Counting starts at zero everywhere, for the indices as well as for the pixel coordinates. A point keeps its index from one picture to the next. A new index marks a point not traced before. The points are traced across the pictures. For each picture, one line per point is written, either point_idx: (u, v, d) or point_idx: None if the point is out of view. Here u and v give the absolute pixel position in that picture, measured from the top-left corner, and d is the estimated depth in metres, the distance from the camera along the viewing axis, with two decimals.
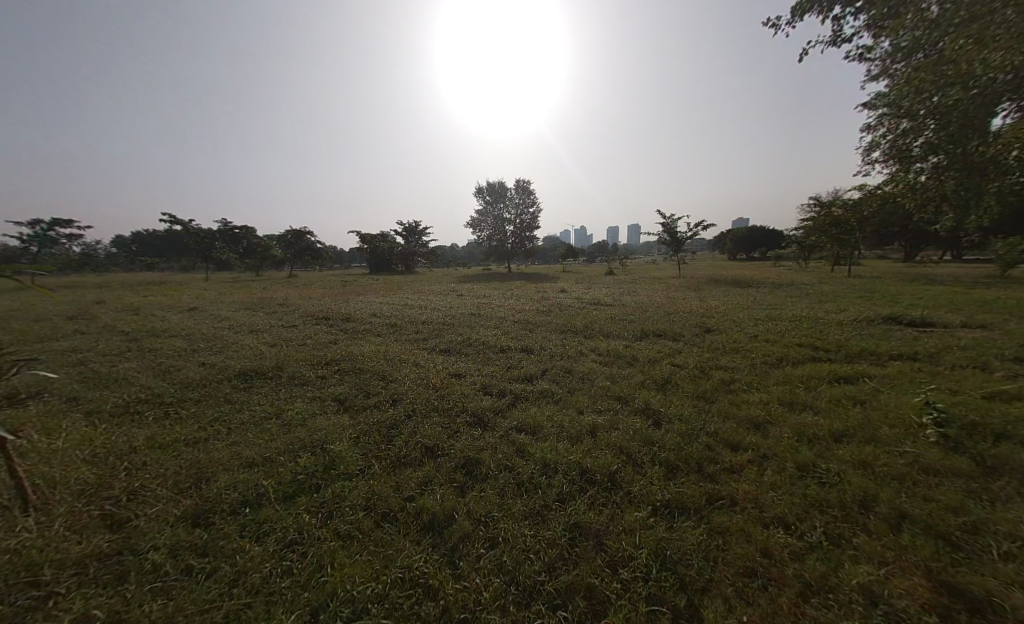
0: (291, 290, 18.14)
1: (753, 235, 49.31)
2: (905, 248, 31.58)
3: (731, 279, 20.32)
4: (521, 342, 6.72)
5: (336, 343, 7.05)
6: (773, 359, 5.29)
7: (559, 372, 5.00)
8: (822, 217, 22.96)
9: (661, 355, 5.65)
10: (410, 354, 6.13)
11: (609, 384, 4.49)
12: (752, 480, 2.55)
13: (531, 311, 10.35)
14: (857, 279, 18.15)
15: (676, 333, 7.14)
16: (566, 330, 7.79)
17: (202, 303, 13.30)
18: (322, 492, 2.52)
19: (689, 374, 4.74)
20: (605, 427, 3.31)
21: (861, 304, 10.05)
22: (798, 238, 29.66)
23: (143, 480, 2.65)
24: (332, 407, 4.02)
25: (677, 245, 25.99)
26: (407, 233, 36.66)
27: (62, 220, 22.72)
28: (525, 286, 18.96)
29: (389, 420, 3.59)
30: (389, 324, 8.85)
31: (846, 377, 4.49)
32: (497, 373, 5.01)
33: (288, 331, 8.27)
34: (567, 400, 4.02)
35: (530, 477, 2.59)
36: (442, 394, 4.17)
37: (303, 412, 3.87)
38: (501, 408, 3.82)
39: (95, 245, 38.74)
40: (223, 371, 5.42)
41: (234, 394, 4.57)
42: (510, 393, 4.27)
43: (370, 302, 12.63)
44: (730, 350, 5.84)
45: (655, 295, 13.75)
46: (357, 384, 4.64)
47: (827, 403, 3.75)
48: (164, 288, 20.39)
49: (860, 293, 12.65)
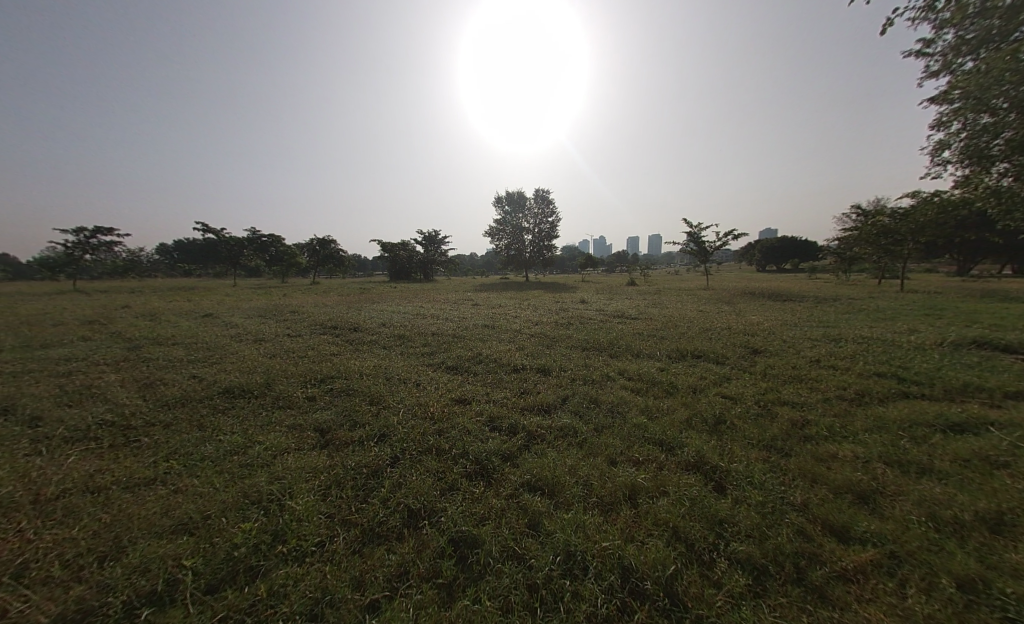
0: (307, 297, 18.08)
1: (785, 244, 46.74)
2: (959, 261, 28.82)
3: (767, 291, 18.74)
4: (538, 360, 5.93)
5: (336, 357, 6.51)
6: (850, 394, 4.26)
7: (581, 402, 4.18)
8: (870, 225, 21.04)
9: (705, 383, 4.72)
10: (414, 372, 5.49)
11: (645, 421, 3.63)
12: (897, 610, 1.63)
13: (548, 324, 9.51)
14: (912, 295, 16.34)
15: (717, 354, 6.17)
16: (588, 347, 6.92)
17: (217, 309, 13.26)
18: (256, 585, 1.82)
19: (747, 412, 3.80)
20: (648, 491, 2.47)
21: (937, 324, 8.63)
22: (839, 248, 27.58)
23: (41, 550, 2.05)
24: (308, 442, 3.35)
25: (704, 254, 24.57)
26: (427, 241, 36.83)
27: (105, 228, 24.20)
28: (542, 295, 18.10)
29: (369, 464, 2.88)
30: (396, 336, 8.24)
31: (962, 423, 3.44)
32: (508, 401, 4.23)
33: (292, 341, 7.84)
34: (595, 444, 3.20)
35: (547, 579, 1.79)
36: (440, 428, 3.45)
37: (273, 448, 3.23)
38: (510, 451, 3.04)
39: (138, 254, 41.35)
40: (209, 387, 4.92)
41: (207, 418, 3.99)
42: (523, 430, 3.48)
43: (381, 311, 12.23)
44: (791, 380, 4.82)
45: (683, 308, 12.70)
46: (344, 412, 3.97)
47: (957, 464, 2.74)
48: (188, 292, 21.06)
49: (925, 310, 11.16)
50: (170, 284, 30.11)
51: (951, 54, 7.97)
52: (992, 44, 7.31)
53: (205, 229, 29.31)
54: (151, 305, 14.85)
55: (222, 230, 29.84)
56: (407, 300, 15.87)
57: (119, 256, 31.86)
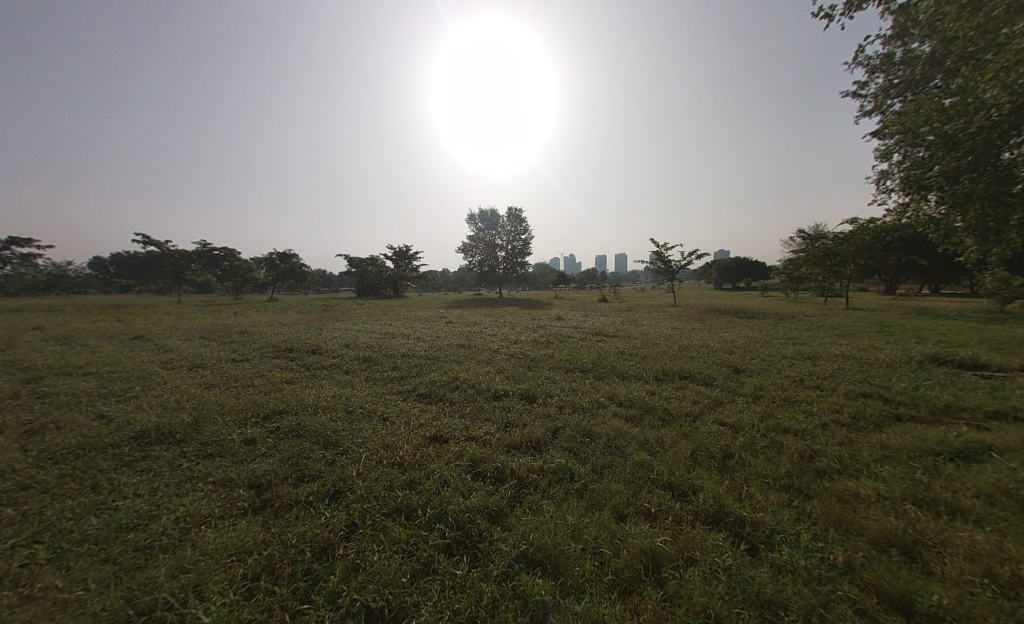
0: (261, 316, 16.48)
1: (739, 264, 50.18)
2: (888, 281, 31.96)
3: (730, 308, 19.51)
4: (520, 385, 5.42)
5: (288, 386, 5.65)
6: (845, 418, 4.12)
7: (574, 436, 3.72)
8: (816, 247, 22.82)
9: (700, 409, 4.43)
10: (380, 402, 4.81)
11: (649, 459, 3.21)
12: None
13: (526, 343, 9.04)
14: (858, 312, 17.56)
15: (703, 374, 5.98)
16: (572, 369, 6.52)
17: (150, 330, 11.64)
18: None
19: (753, 443, 3.49)
20: (673, 561, 2.02)
21: (893, 341, 9.08)
22: (790, 269, 29.67)
23: None
24: (237, 506, 2.60)
25: (671, 273, 25.44)
26: (398, 256, 35.79)
27: (20, 239, 21.21)
28: (516, 313, 17.77)
29: (316, 537, 2.21)
30: (361, 359, 7.42)
31: (964, 449, 3.33)
32: (491, 437, 3.68)
33: (236, 367, 6.81)
34: (599, 492, 2.72)
35: None
36: (411, 479, 2.83)
37: (186, 519, 2.46)
38: (498, 509, 2.49)
39: (65, 267, 36.98)
40: (117, 431, 3.96)
41: (106, 474, 3.11)
42: (511, 475, 2.94)
43: (345, 330, 11.25)
44: (784, 403, 4.64)
45: (657, 325, 12.77)
46: (290, 459, 3.24)
47: (984, 502, 2.54)
48: (116, 310, 18.67)
49: (877, 327, 11.87)
50: (102, 300, 26.89)
51: (882, 96, 8.80)
52: (914, 88, 8.09)
53: (146, 241, 26.59)
54: (67, 325, 12.84)
55: (166, 242, 27.16)
56: (375, 318, 14.93)
57: (39, 269, 28.12)
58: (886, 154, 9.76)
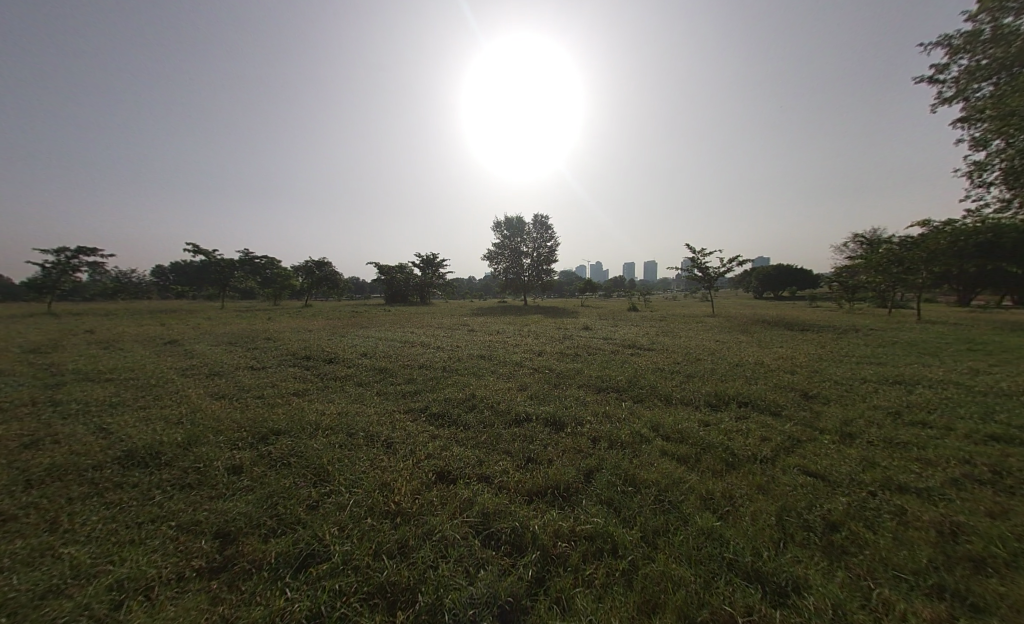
0: (291, 321, 16.70)
1: (781, 272, 46.56)
2: (960, 290, 28.43)
3: (780, 320, 17.57)
4: (546, 408, 4.71)
5: (296, 399, 5.27)
6: (982, 473, 3.06)
7: (613, 482, 2.96)
8: (879, 252, 20.36)
9: (774, 450, 3.51)
10: (386, 423, 4.27)
11: (720, 527, 2.38)
12: None
13: (551, 356, 8.28)
14: (936, 326, 15.28)
15: (766, 400, 4.99)
16: (604, 389, 5.70)
17: (184, 335, 11.92)
18: None
19: (862, 510, 2.57)
20: None
21: (999, 362, 7.50)
22: (844, 276, 26.90)
23: None
24: (188, 568, 2.07)
25: (709, 281, 23.64)
26: (426, 264, 36.28)
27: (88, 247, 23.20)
28: (542, 322, 16.98)
29: None
30: (375, 369, 6.98)
31: None
32: (509, 478, 3.01)
33: (250, 377, 6.54)
34: (655, 580, 1.95)
35: None
36: (403, 542, 2.20)
37: (123, 586, 1.95)
38: (515, 602, 1.79)
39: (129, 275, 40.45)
40: (106, 449, 3.65)
41: (72, 506, 2.73)
42: (532, 543, 2.23)
43: (366, 338, 11.02)
44: (884, 445, 3.62)
45: (697, 338, 11.60)
46: (270, 499, 2.72)
47: None
48: (162, 315, 19.62)
49: (966, 345, 10.09)
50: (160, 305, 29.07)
51: (964, 80, 7.47)
52: (1008, 69, 6.77)
53: (197, 251, 28.45)
54: (114, 329, 13.48)
55: (213, 251, 28.84)
56: (398, 325, 14.72)
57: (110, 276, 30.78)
58: (982, 141, 8.25)
